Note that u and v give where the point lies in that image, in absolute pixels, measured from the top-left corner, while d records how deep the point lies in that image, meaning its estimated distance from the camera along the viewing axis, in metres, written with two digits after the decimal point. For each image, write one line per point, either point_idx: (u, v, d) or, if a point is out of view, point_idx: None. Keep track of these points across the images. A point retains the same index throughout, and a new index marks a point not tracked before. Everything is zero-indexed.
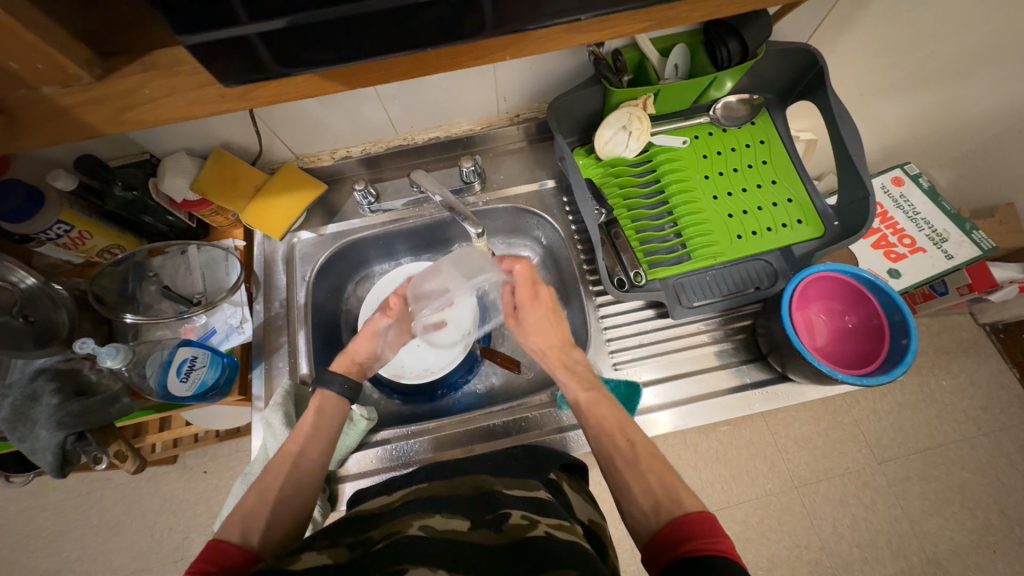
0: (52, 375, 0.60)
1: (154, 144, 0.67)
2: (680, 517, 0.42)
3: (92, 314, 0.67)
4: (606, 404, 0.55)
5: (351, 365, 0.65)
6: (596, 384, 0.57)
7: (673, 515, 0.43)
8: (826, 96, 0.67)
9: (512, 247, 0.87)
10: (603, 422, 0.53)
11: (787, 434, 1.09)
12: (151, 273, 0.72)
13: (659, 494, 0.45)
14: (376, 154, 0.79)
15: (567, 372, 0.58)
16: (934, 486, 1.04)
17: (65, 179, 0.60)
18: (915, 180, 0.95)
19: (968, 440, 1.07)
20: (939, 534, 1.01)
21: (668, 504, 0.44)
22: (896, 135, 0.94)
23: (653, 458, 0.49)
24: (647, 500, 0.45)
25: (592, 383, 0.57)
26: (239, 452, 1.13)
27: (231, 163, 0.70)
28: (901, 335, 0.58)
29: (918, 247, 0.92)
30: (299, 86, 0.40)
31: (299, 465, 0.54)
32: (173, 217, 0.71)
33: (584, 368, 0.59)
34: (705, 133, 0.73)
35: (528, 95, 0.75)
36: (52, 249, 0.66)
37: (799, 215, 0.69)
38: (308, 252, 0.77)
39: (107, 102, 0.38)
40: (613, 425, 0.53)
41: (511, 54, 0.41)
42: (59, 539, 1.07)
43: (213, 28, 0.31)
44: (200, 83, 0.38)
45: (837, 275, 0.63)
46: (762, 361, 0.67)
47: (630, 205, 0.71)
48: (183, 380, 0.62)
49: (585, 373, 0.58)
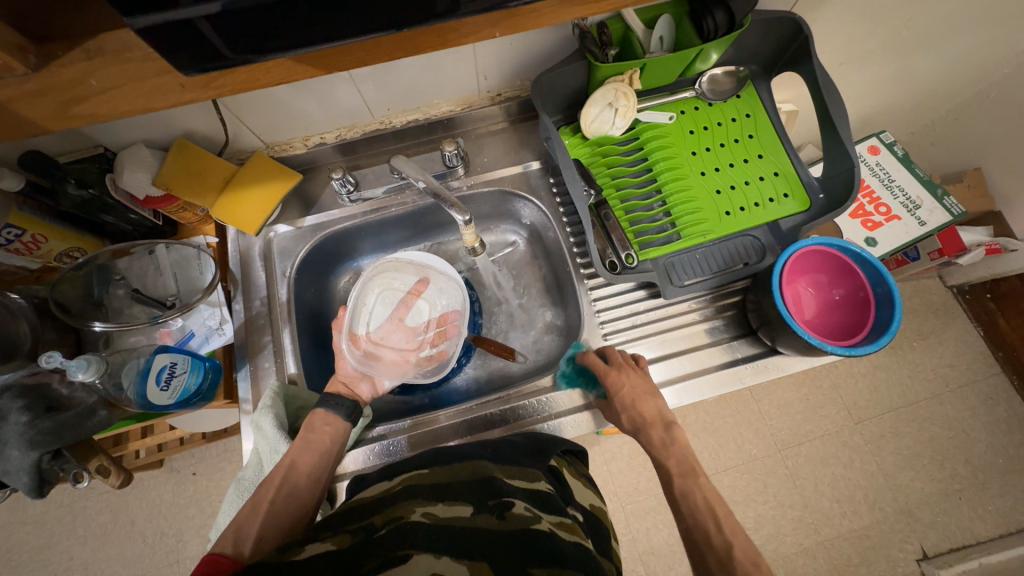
0: (18, 392, 0.55)
1: (108, 137, 0.62)
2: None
3: (56, 323, 0.63)
4: (700, 487, 0.53)
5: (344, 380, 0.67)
6: (692, 466, 0.55)
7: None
8: (812, 67, 0.66)
9: (500, 232, 0.85)
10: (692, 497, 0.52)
11: (771, 401, 1.13)
12: (118, 277, 0.68)
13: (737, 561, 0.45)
14: (351, 140, 0.75)
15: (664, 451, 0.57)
16: (905, 441, 1.09)
17: (8, 179, 0.55)
18: (890, 149, 0.96)
19: (937, 396, 1.13)
20: (911, 486, 1.07)
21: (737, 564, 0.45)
22: (874, 105, 0.95)
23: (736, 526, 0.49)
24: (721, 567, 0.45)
25: (686, 464, 0.55)
26: (228, 452, 1.10)
27: (196, 154, 0.66)
28: (887, 307, 0.59)
29: (893, 215, 0.93)
30: (270, 72, 0.37)
31: None
32: (135, 215, 0.67)
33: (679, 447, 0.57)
34: (691, 107, 0.72)
35: (509, 73, 0.72)
36: (1, 256, 0.61)
37: (785, 189, 0.69)
38: (286, 247, 0.74)
39: (50, 96, 0.34)
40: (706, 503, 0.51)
41: (500, 31, 0.39)
42: (44, 552, 1.04)
43: (166, 8, 0.28)
44: (156, 71, 0.35)
45: (826, 249, 0.64)
46: (753, 336, 0.69)
47: (618, 185, 0.70)
48: (163, 389, 0.59)
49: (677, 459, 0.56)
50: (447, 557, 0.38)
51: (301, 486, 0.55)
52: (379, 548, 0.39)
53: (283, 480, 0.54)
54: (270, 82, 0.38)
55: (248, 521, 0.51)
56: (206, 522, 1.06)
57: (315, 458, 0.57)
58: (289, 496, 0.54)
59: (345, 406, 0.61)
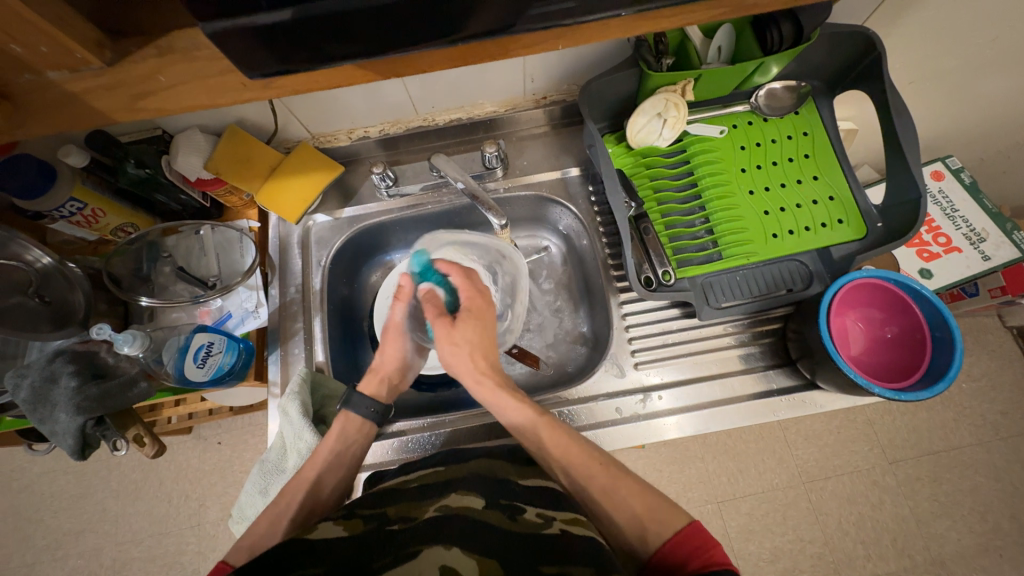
0: (70, 357, 0.60)
1: (167, 120, 0.64)
2: (670, 540, 0.42)
3: (107, 294, 0.67)
4: (563, 434, 0.51)
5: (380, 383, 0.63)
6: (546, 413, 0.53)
7: (663, 539, 0.42)
8: (881, 87, 0.62)
9: (533, 235, 0.84)
10: (567, 456, 0.49)
11: (799, 430, 1.08)
12: (165, 254, 0.70)
13: (645, 519, 0.44)
14: (393, 135, 0.75)
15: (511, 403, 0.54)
16: (943, 488, 1.02)
17: (76, 155, 0.58)
18: (956, 175, 0.90)
19: (984, 443, 1.05)
20: (946, 536, 1.00)
21: (655, 531, 0.43)
22: (946, 129, 0.88)
23: (625, 478, 0.48)
24: (636, 531, 0.44)
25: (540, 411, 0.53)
26: (252, 426, 1.14)
27: (246, 141, 0.68)
28: (946, 351, 0.55)
29: (953, 247, 0.86)
30: (329, 75, 0.37)
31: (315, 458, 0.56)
32: (185, 196, 0.70)
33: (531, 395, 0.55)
34: (744, 122, 0.69)
35: (556, 76, 0.70)
36: (64, 227, 0.65)
37: (840, 215, 0.65)
38: (324, 236, 0.75)
39: (121, 89, 0.35)
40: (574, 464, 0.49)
41: (564, 43, 0.38)
42: (80, 501, 1.10)
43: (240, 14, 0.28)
44: (220, 70, 0.35)
45: (879, 281, 0.60)
46: (791, 367, 0.65)
47: (660, 198, 0.67)
48: (200, 366, 0.61)
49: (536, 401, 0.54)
50: (458, 549, 0.37)
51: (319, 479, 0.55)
52: (394, 544, 0.38)
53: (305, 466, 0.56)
54: (326, 85, 0.38)
55: (266, 536, 0.51)
56: (227, 491, 1.10)
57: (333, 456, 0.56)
58: (311, 487, 0.55)
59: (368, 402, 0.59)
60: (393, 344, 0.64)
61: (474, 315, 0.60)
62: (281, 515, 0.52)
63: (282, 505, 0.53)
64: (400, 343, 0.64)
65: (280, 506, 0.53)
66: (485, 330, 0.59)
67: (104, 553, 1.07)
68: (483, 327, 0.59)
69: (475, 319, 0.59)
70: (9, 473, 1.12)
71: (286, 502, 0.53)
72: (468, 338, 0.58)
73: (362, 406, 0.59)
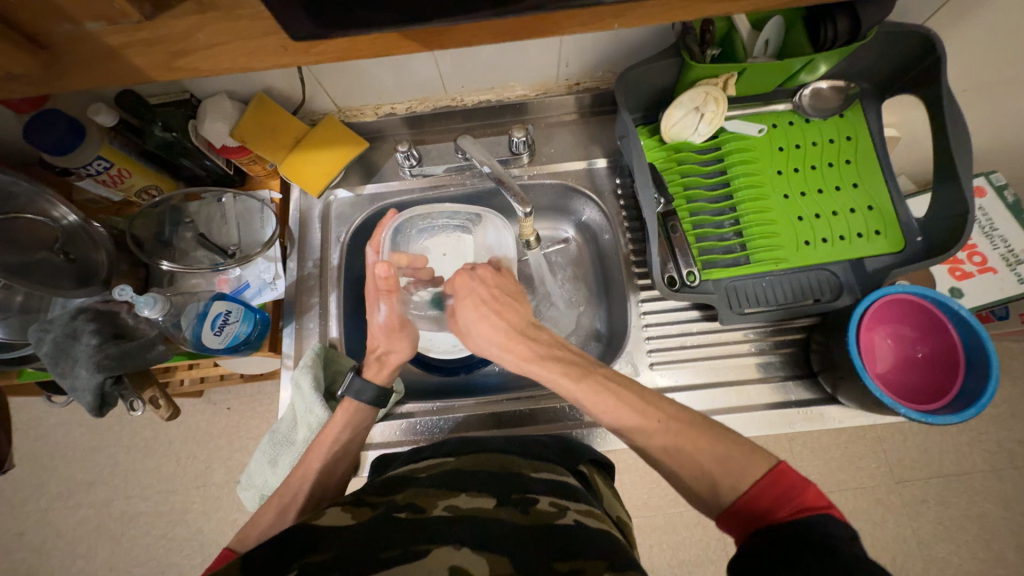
0: (92, 316, 0.61)
1: (196, 84, 0.64)
2: (751, 490, 0.40)
3: (129, 255, 0.68)
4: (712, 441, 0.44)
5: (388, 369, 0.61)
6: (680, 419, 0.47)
7: (738, 489, 0.41)
8: (937, 92, 0.58)
9: (554, 226, 0.82)
10: (621, 420, 0.48)
11: (805, 443, 1.04)
12: (187, 220, 0.71)
13: (715, 471, 0.42)
14: (420, 113, 0.74)
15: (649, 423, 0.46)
16: (949, 511, 0.99)
17: (105, 115, 0.58)
18: (999, 192, 0.85)
19: (997, 471, 1.00)
20: (946, 559, 0.97)
21: (730, 483, 0.41)
22: (997, 142, 0.83)
23: (690, 430, 0.45)
24: (704, 483, 0.43)
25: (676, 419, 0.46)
26: (259, 394, 1.16)
27: (272, 109, 0.67)
28: (980, 375, 0.53)
29: (988, 267, 0.82)
30: (372, 44, 0.36)
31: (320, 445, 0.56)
32: (210, 161, 0.69)
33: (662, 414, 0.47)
34: (785, 122, 0.66)
35: (592, 62, 0.68)
36: (90, 185, 0.65)
37: (878, 226, 0.62)
38: (343, 212, 0.75)
39: (158, 46, 0.35)
40: (634, 427, 0.47)
41: (619, 23, 0.36)
42: (93, 453, 1.14)
43: None
44: (260, 31, 0.34)
45: (915, 298, 0.58)
46: (812, 379, 0.63)
47: (690, 196, 0.65)
48: (217, 333, 0.62)
49: (577, 362, 0.52)
50: (468, 548, 0.36)
51: (329, 466, 0.56)
52: (400, 536, 0.37)
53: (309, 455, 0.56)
54: (368, 55, 0.37)
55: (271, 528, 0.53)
56: (233, 455, 1.12)
57: (337, 450, 0.57)
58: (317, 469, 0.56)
59: (370, 389, 0.59)
60: (403, 338, 0.61)
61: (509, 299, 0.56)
62: (289, 505, 0.54)
63: (289, 494, 0.55)
64: (405, 334, 0.62)
65: (287, 497, 0.55)
66: (482, 301, 0.55)
67: (114, 504, 1.11)
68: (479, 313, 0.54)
69: (465, 295, 0.56)
70: (27, 421, 1.16)
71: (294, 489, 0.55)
72: (470, 319, 0.55)
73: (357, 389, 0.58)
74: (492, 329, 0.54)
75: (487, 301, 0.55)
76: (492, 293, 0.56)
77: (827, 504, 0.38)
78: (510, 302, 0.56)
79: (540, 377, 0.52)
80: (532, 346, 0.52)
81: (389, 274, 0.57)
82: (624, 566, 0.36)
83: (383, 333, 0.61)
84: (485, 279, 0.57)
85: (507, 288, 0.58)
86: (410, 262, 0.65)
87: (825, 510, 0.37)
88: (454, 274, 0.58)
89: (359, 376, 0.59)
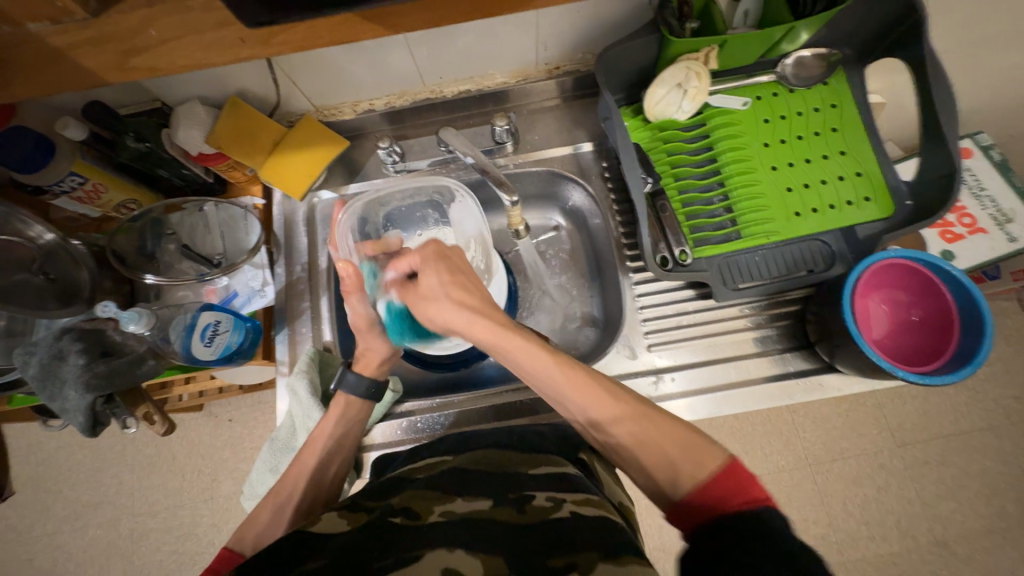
0: (77, 335, 0.59)
1: (166, 91, 0.62)
2: (704, 481, 0.41)
3: (112, 272, 0.67)
4: (660, 419, 0.46)
5: (376, 367, 0.61)
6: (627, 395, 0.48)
7: (694, 480, 0.41)
8: (918, 52, 0.57)
9: (544, 215, 0.81)
10: (612, 411, 0.46)
11: (807, 414, 1.04)
12: (170, 231, 0.70)
13: (678, 460, 0.43)
14: (399, 108, 0.72)
15: (599, 396, 0.47)
16: (951, 471, 1.00)
17: (75, 129, 0.56)
18: (985, 153, 0.85)
19: (995, 428, 1.01)
20: (950, 518, 0.98)
21: (688, 474, 0.42)
22: (981, 102, 0.83)
23: (653, 416, 0.46)
24: (666, 474, 0.43)
25: (624, 394, 0.47)
26: (260, 403, 1.15)
27: (248, 113, 0.65)
28: (974, 334, 0.53)
29: (978, 228, 0.82)
30: (334, 31, 0.35)
31: (316, 454, 0.55)
32: (188, 171, 0.68)
33: (610, 380, 0.49)
34: (769, 93, 0.65)
35: (570, 44, 0.67)
36: (67, 203, 0.64)
37: (866, 192, 0.62)
38: (329, 214, 0.73)
39: (110, 44, 0.34)
40: (583, 394, 0.47)
41: None
42: (97, 475, 1.13)
43: None
44: (216, 23, 0.33)
45: (907, 262, 0.58)
46: (809, 350, 0.63)
47: (677, 174, 0.65)
48: (208, 344, 0.61)
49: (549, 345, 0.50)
50: (461, 550, 0.35)
51: (322, 468, 0.55)
52: (394, 544, 0.36)
53: (306, 464, 0.55)
54: (333, 43, 0.36)
55: (269, 528, 0.52)
56: (238, 466, 1.12)
57: (333, 442, 0.57)
58: (315, 479, 0.55)
59: (364, 382, 0.58)
60: (375, 335, 0.60)
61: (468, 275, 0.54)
62: (285, 502, 0.53)
63: (284, 493, 0.54)
64: (378, 332, 0.60)
65: (283, 495, 0.54)
66: (456, 270, 0.53)
67: (122, 523, 1.10)
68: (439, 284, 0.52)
69: (435, 263, 0.53)
70: (27, 447, 1.14)
71: (293, 489, 0.54)
72: (435, 287, 0.52)
73: (355, 386, 0.58)
74: (465, 292, 0.52)
75: (458, 272, 0.53)
76: (466, 266, 0.55)
77: (770, 497, 0.39)
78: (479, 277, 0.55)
79: (506, 347, 0.49)
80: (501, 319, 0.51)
81: (350, 272, 0.56)
82: (618, 554, 0.36)
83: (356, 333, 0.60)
84: (459, 254, 0.55)
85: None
86: (384, 249, 0.63)
87: (768, 502, 0.38)
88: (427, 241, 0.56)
89: (352, 371, 0.59)
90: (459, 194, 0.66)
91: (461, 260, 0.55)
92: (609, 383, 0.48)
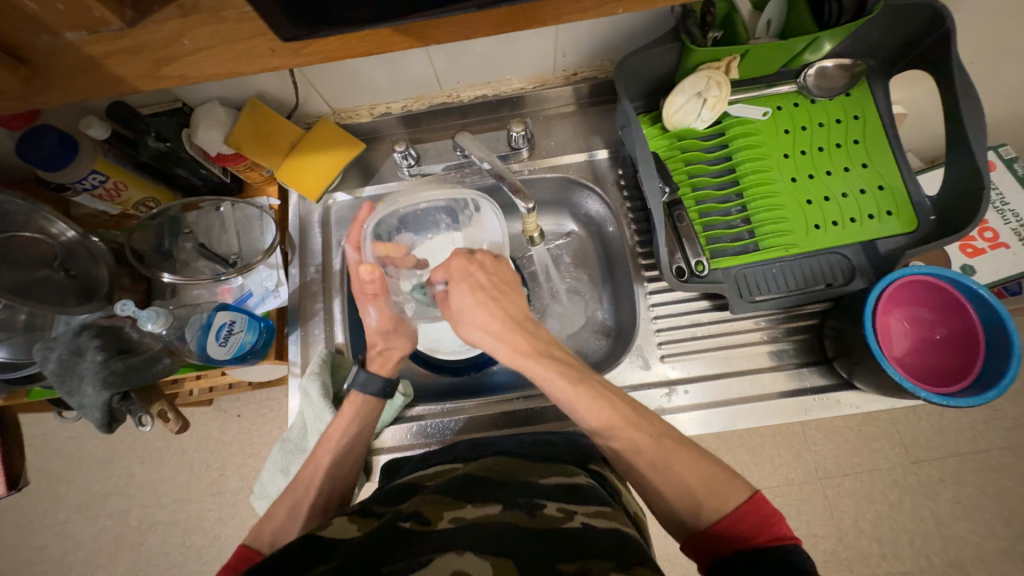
0: (97, 332, 0.61)
1: (188, 93, 0.63)
2: (730, 514, 0.40)
3: (131, 269, 0.68)
4: (691, 457, 0.44)
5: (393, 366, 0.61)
6: (657, 424, 0.47)
7: (719, 512, 0.41)
8: (947, 65, 0.56)
9: (557, 220, 0.81)
10: (607, 422, 0.46)
11: (818, 427, 1.03)
12: (186, 230, 0.70)
13: (700, 492, 0.42)
14: (416, 112, 0.72)
15: (635, 423, 0.46)
16: (966, 490, 0.97)
17: (97, 128, 0.58)
18: (1009, 166, 0.83)
19: (1013, 447, 0.99)
20: (965, 539, 0.96)
21: (711, 504, 0.42)
22: (1006, 114, 0.81)
23: (679, 448, 0.45)
24: (687, 505, 0.42)
25: (654, 424, 0.47)
26: (269, 401, 1.16)
27: (266, 115, 0.66)
28: (1001, 355, 0.52)
29: (1000, 242, 0.80)
30: (364, 41, 0.35)
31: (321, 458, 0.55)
32: (205, 170, 0.69)
33: (641, 408, 0.48)
34: (790, 103, 0.64)
35: (589, 51, 0.66)
36: (87, 200, 0.65)
37: (888, 206, 0.61)
38: (344, 216, 0.74)
39: (143, 53, 0.34)
40: (614, 426, 0.46)
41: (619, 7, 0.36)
42: (107, 466, 1.14)
43: None
44: (248, 34, 0.34)
45: (933, 279, 0.56)
46: (827, 365, 0.62)
47: (695, 183, 0.64)
48: (222, 344, 0.61)
49: (570, 364, 0.50)
50: (470, 553, 0.35)
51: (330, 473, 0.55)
52: (406, 548, 0.36)
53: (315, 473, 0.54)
54: (362, 53, 0.36)
55: (285, 526, 0.51)
56: (246, 462, 1.13)
57: (347, 439, 0.56)
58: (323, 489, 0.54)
59: (375, 379, 0.58)
60: (399, 336, 0.61)
61: (495, 293, 0.53)
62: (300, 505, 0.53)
63: (301, 489, 0.54)
64: (401, 332, 0.61)
65: (299, 492, 0.54)
66: (479, 287, 0.53)
67: (131, 515, 1.12)
68: (465, 298, 0.52)
69: (462, 278, 0.53)
70: (41, 436, 1.16)
71: (304, 486, 0.54)
72: (463, 305, 0.52)
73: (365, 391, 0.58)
74: (488, 315, 0.51)
75: (483, 288, 0.53)
76: (491, 279, 0.54)
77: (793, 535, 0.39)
78: (507, 290, 0.54)
79: (533, 372, 0.49)
80: (531, 340, 0.51)
81: (375, 277, 0.56)
82: (629, 565, 0.36)
83: (380, 334, 0.61)
84: (483, 267, 0.55)
85: (508, 276, 0.56)
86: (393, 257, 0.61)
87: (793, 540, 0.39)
88: (452, 257, 0.55)
89: (364, 370, 0.59)
90: (477, 204, 0.63)
91: (486, 275, 0.54)
92: (639, 413, 0.47)
